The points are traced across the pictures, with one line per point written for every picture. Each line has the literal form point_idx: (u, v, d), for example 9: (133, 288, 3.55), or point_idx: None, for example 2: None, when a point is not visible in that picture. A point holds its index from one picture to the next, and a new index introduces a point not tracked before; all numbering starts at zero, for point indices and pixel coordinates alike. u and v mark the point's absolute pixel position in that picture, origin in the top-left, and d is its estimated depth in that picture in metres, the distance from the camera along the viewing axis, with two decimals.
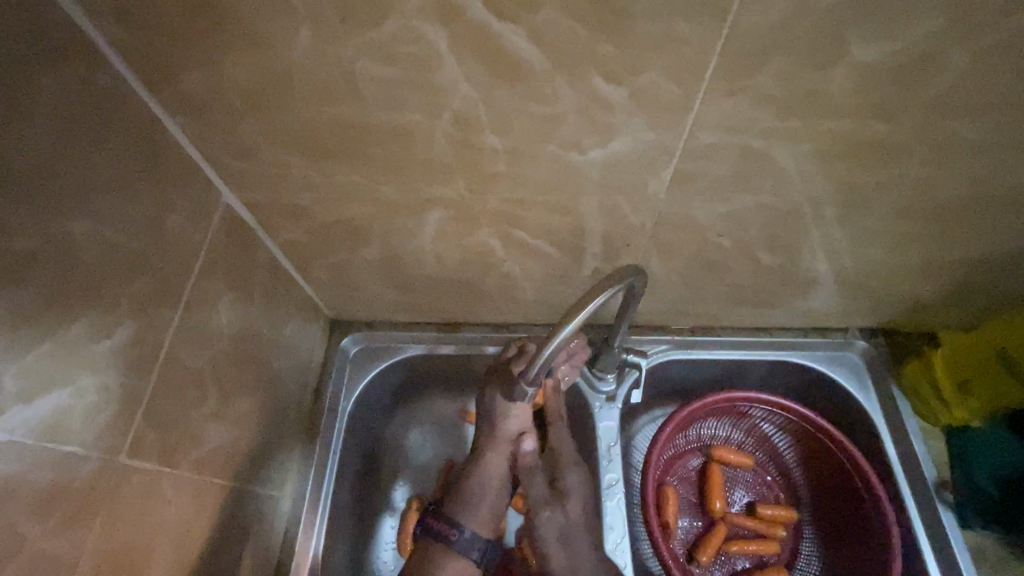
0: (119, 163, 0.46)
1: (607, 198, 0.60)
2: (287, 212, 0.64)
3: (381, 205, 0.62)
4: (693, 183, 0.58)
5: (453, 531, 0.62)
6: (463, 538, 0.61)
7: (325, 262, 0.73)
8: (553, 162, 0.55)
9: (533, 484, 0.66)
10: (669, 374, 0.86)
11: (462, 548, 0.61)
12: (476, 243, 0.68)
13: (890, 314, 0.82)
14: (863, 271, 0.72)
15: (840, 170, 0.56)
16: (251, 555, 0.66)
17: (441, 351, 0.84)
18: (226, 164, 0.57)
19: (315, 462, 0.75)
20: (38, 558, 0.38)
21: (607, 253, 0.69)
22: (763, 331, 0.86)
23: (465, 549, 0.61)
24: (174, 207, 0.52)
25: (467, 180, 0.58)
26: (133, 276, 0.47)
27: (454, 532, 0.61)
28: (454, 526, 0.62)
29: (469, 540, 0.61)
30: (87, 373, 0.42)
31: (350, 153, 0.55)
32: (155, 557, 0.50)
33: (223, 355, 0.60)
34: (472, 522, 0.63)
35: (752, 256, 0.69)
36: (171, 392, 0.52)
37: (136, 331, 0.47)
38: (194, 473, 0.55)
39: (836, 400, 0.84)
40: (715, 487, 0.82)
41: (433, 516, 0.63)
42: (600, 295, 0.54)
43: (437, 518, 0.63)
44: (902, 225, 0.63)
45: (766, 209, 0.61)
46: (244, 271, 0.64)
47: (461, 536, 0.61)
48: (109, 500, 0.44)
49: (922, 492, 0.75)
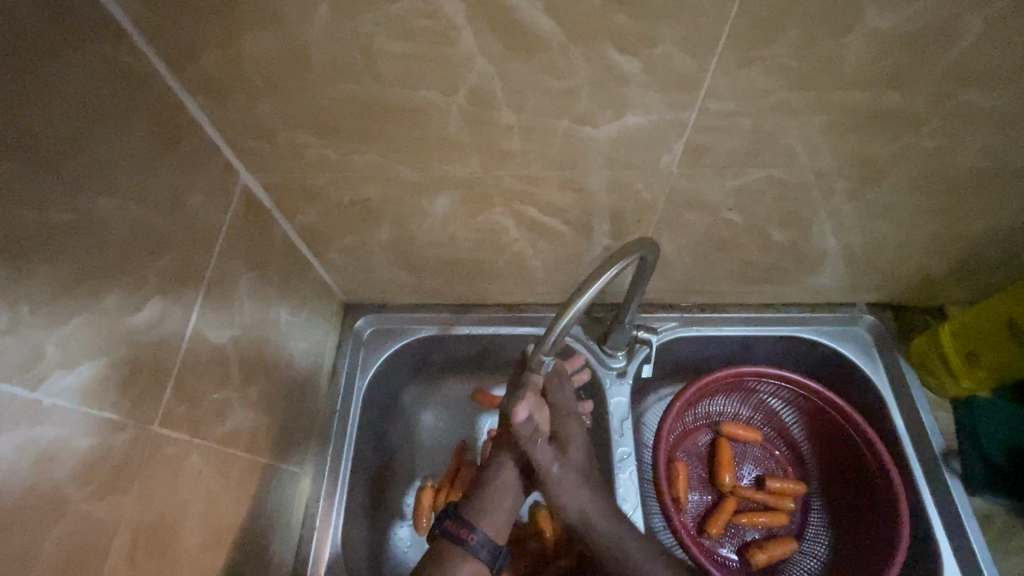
0: (143, 141, 0.47)
1: (620, 175, 0.60)
2: (303, 193, 0.65)
3: (396, 184, 0.62)
4: (705, 158, 0.58)
5: (469, 535, 0.61)
6: (477, 540, 0.61)
7: (339, 244, 0.74)
8: (567, 137, 0.55)
9: (537, 450, 0.63)
10: (679, 352, 0.87)
11: (474, 551, 0.60)
12: (488, 222, 0.68)
13: (898, 289, 0.83)
14: (872, 245, 0.72)
15: (851, 143, 0.56)
16: (276, 529, 0.68)
17: (454, 332, 0.85)
18: (243, 145, 0.58)
19: (333, 441, 0.77)
20: (82, 521, 0.39)
21: (618, 231, 0.69)
22: (772, 308, 0.87)
23: (476, 551, 0.60)
24: (195, 187, 0.53)
25: (481, 157, 0.58)
26: (158, 253, 0.48)
27: (470, 537, 0.61)
28: (471, 531, 0.61)
29: (481, 542, 0.61)
30: (121, 345, 0.44)
31: (365, 131, 0.56)
32: (186, 526, 0.51)
33: (244, 334, 0.61)
34: (487, 526, 0.63)
35: (762, 232, 0.70)
36: (197, 369, 0.53)
37: (164, 307, 0.48)
38: (220, 448, 0.57)
39: (844, 374, 0.85)
40: (725, 462, 0.83)
41: (453, 519, 0.62)
42: (614, 268, 0.55)
43: (458, 522, 0.62)
44: (912, 197, 0.64)
45: (777, 184, 0.61)
46: (262, 253, 0.65)
47: (474, 539, 0.61)
48: (143, 469, 0.45)
49: (931, 462, 0.76)
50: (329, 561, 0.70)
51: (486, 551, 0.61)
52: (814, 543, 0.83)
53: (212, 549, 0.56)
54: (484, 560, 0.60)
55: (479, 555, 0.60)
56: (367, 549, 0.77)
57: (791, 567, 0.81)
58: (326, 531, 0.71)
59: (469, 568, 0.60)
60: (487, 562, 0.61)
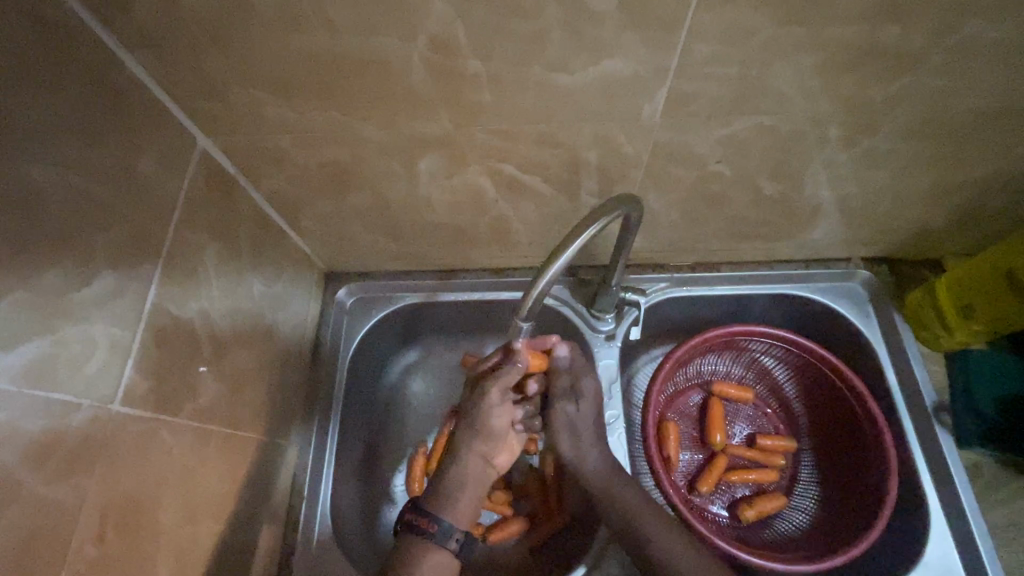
0: (77, 102, 0.43)
1: (600, 126, 0.57)
2: (266, 156, 0.61)
3: (362, 144, 0.59)
4: (691, 105, 0.54)
5: (432, 524, 0.59)
6: (442, 530, 0.59)
7: (312, 211, 0.71)
8: (539, 87, 0.51)
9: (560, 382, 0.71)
10: (669, 313, 0.86)
11: (439, 539, 0.58)
12: (465, 183, 0.65)
13: (895, 242, 0.80)
14: (868, 196, 0.69)
15: (846, 84, 0.52)
16: (264, 499, 0.68)
17: (439, 299, 0.83)
18: (195, 106, 0.54)
19: (321, 411, 0.77)
20: (39, 503, 0.39)
21: (601, 188, 0.66)
22: (764, 266, 0.85)
23: (443, 541, 0.59)
24: (143, 152, 0.50)
25: (450, 112, 0.54)
26: (106, 224, 0.45)
27: (433, 527, 0.59)
28: (433, 521, 0.60)
29: (447, 531, 0.59)
30: (67, 323, 0.41)
31: (322, 86, 0.51)
32: (162, 502, 0.51)
33: (214, 307, 0.59)
34: (450, 515, 0.61)
35: (752, 186, 0.67)
36: (161, 345, 0.51)
37: (116, 282, 0.46)
38: (195, 424, 0.56)
39: (838, 331, 0.84)
40: (716, 421, 0.82)
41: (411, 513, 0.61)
42: (594, 228, 0.52)
43: (421, 513, 0.61)
44: (912, 143, 0.60)
45: (767, 132, 0.58)
46: (227, 221, 0.62)
47: (439, 528, 0.59)
48: (108, 448, 0.44)
49: (922, 416, 0.75)
50: (319, 528, 0.70)
51: (451, 539, 0.59)
52: (803, 497, 0.83)
53: (194, 524, 0.55)
54: (451, 549, 0.59)
55: (446, 545, 0.59)
56: (359, 515, 0.77)
57: (780, 521, 0.81)
58: (315, 499, 0.72)
59: (433, 559, 0.58)
60: (454, 551, 0.59)
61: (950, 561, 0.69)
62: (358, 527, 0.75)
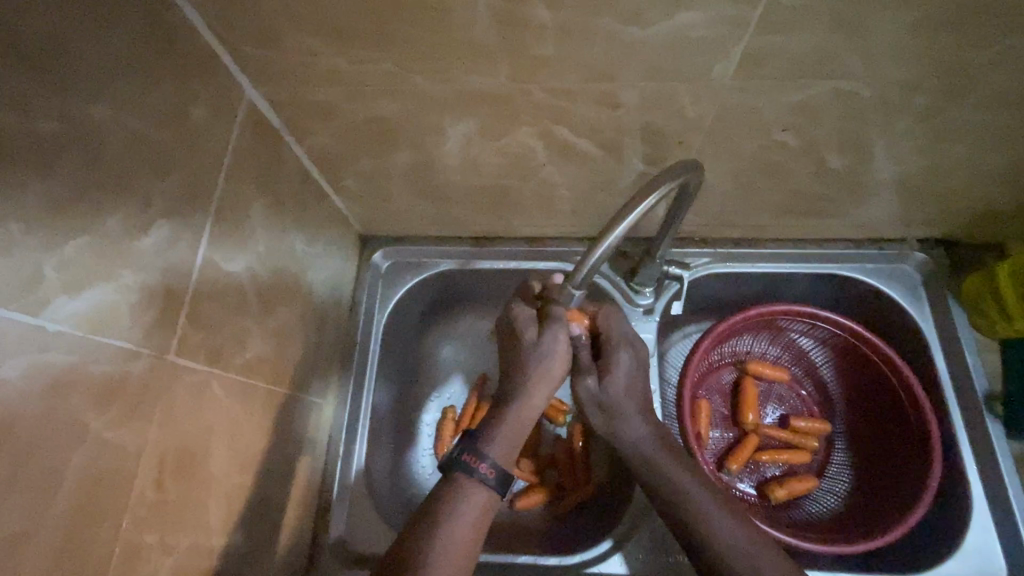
0: (134, 42, 0.41)
1: (664, 86, 0.53)
2: (313, 109, 0.59)
3: (412, 98, 0.56)
4: (768, 65, 0.51)
5: (481, 463, 0.58)
6: (490, 468, 0.58)
7: (353, 169, 0.69)
8: (608, 39, 0.48)
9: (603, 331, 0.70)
10: (710, 289, 0.84)
11: (485, 476, 0.58)
12: (514, 144, 0.63)
13: (956, 224, 0.76)
14: (938, 172, 0.65)
15: (942, 46, 0.48)
16: (302, 454, 0.69)
17: (474, 267, 0.82)
18: (245, 52, 0.52)
19: (355, 373, 0.77)
20: (102, 447, 0.39)
21: (654, 154, 0.63)
22: (813, 244, 0.82)
23: (487, 478, 0.58)
24: (195, 99, 0.48)
25: (509, 66, 0.52)
26: (161, 171, 0.44)
27: (483, 465, 0.58)
28: (483, 460, 0.59)
29: (494, 470, 0.58)
30: (127, 270, 0.41)
31: (380, 33, 0.49)
32: (212, 453, 0.51)
33: (258, 263, 0.58)
34: (498, 454, 0.60)
35: (816, 157, 0.63)
36: (211, 298, 0.51)
37: (171, 230, 0.45)
38: (241, 378, 0.56)
39: (886, 315, 0.81)
40: (749, 401, 0.81)
41: (467, 450, 0.59)
42: (655, 195, 0.50)
43: (473, 452, 0.59)
44: (1000, 115, 0.56)
45: (843, 98, 0.54)
46: (272, 176, 0.61)
47: (485, 467, 0.58)
48: (163, 398, 0.44)
49: (970, 404, 0.73)
50: (354, 485, 0.72)
51: (497, 479, 0.59)
52: (835, 479, 0.82)
53: (240, 476, 0.56)
54: (494, 488, 0.58)
55: (489, 483, 0.58)
56: (391, 474, 0.78)
57: (811, 503, 0.80)
58: (350, 458, 0.73)
59: (479, 496, 0.58)
60: (497, 489, 0.58)
61: (992, 549, 0.67)
62: (390, 487, 0.76)
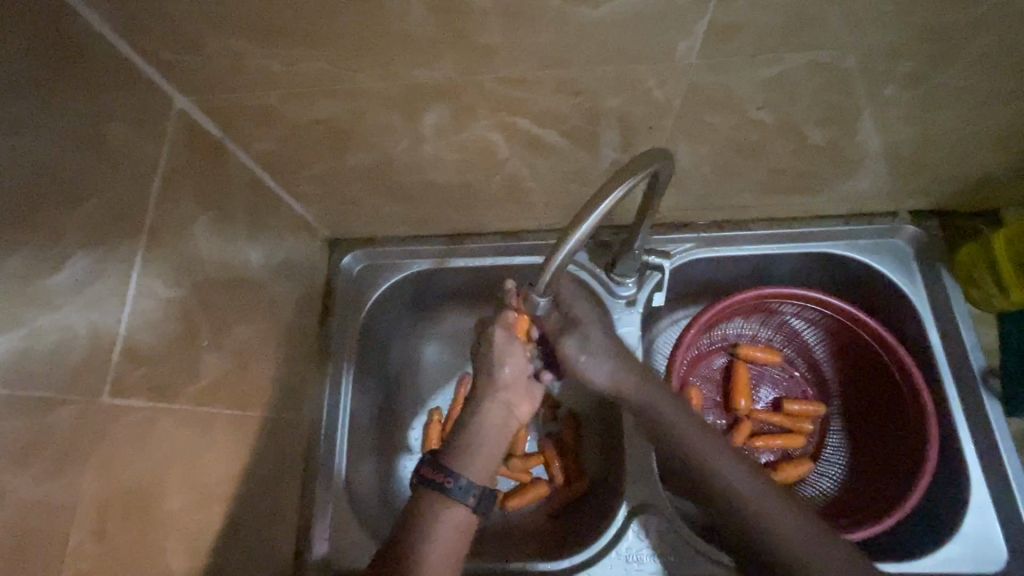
0: (25, 57, 0.37)
1: (627, 69, 0.49)
2: (253, 114, 0.55)
3: (355, 97, 0.52)
4: (735, 40, 0.46)
5: (446, 479, 0.56)
6: (459, 485, 0.56)
7: (308, 173, 0.65)
8: (558, 22, 0.44)
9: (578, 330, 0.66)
10: (695, 275, 0.80)
11: (455, 494, 0.56)
12: (474, 138, 0.59)
13: (950, 193, 0.72)
14: (927, 142, 0.61)
15: (922, 8, 0.44)
16: (280, 474, 0.66)
17: (448, 266, 0.78)
18: (165, 59, 0.48)
19: (330, 382, 0.74)
20: (20, 506, 0.36)
21: (625, 141, 0.59)
22: (801, 222, 0.78)
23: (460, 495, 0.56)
24: (113, 113, 0.44)
25: (455, 58, 0.48)
26: (75, 199, 0.40)
27: (448, 480, 0.56)
28: (448, 475, 0.56)
29: (464, 487, 0.56)
30: (39, 313, 0.37)
31: (307, 29, 0.45)
32: (167, 490, 0.49)
33: (207, 283, 0.55)
34: (468, 472, 0.57)
35: (796, 133, 0.59)
36: (152, 328, 0.47)
37: (92, 262, 0.42)
38: (196, 407, 0.53)
39: (879, 292, 0.78)
40: (741, 386, 0.78)
41: (428, 466, 0.57)
42: (620, 190, 0.46)
43: (433, 467, 0.57)
44: (989, 79, 0.52)
45: (820, 70, 0.50)
46: (217, 189, 0.57)
47: (454, 483, 0.56)
48: (99, 442, 0.42)
49: (968, 381, 0.70)
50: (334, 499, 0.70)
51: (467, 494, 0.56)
52: (830, 463, 0.79)
53: (204, 508, 0.53)
54: (467, 505, 0.56)
55: (459, 500, 0.56)
56: (376, 483, 0.75)
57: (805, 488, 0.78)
58: (328, 472, 0.71)
59: (446, 516, 0.55)
60: (470, 506, 0.56)
61: (992, 530, 0.65)
62: (374, 497, 0.74)
